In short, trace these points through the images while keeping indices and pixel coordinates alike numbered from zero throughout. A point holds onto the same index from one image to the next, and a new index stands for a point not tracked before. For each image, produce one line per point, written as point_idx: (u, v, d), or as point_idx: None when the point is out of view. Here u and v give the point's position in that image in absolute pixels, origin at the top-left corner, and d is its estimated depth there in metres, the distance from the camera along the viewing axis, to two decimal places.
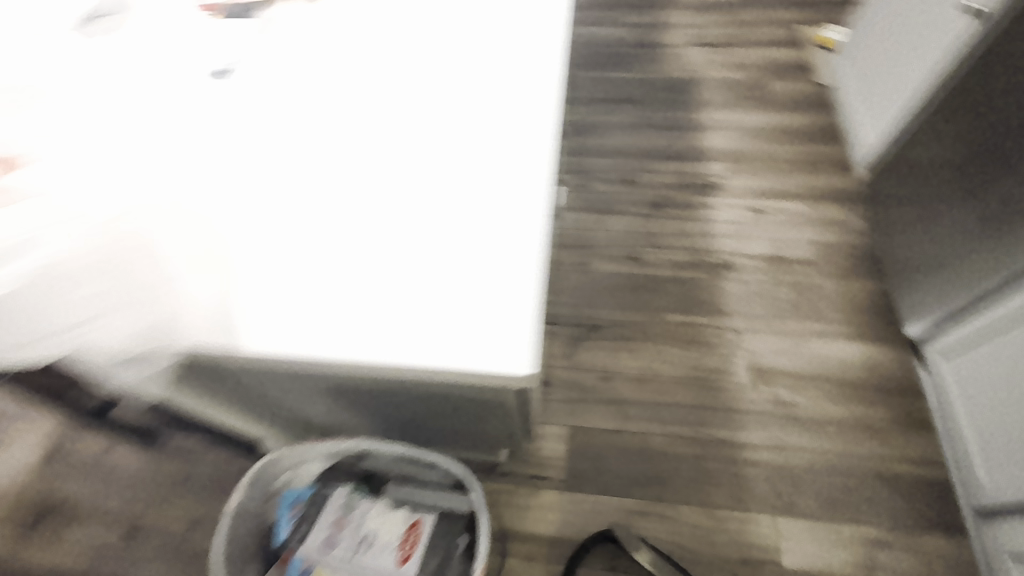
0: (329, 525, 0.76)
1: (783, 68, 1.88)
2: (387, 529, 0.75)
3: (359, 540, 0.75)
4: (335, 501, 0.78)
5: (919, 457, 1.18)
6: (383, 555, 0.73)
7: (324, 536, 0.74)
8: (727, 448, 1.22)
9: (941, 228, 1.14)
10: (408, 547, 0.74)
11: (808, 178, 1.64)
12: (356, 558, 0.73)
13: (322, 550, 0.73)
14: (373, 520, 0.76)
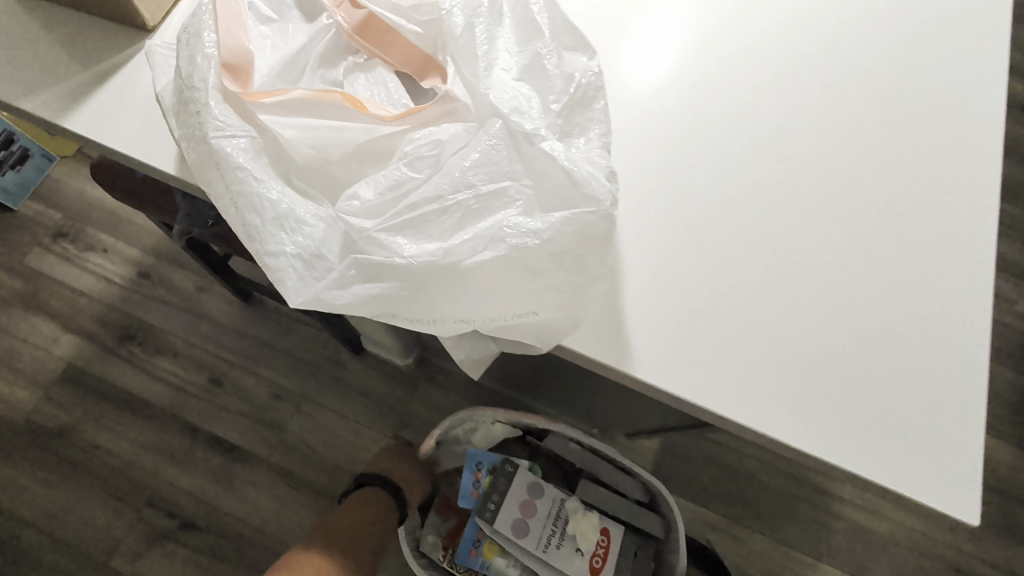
0: (517, 506, 0.64)
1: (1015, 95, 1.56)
2: (581, 534, 0.64)
3: (547, 535, 0.64)
4: (522, 482, 0.65)
5: (1000, 563, 1.17)
6: (572, 561, 0.63)
7: (513, 519, 0.64)
8: (820, 493, 1.19)
9: None
10: (601, 558, 0.63)
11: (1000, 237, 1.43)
12: (546, 554, 0.63)
13: (511, 535, 0.63)
14: (566, 516, 0.65)
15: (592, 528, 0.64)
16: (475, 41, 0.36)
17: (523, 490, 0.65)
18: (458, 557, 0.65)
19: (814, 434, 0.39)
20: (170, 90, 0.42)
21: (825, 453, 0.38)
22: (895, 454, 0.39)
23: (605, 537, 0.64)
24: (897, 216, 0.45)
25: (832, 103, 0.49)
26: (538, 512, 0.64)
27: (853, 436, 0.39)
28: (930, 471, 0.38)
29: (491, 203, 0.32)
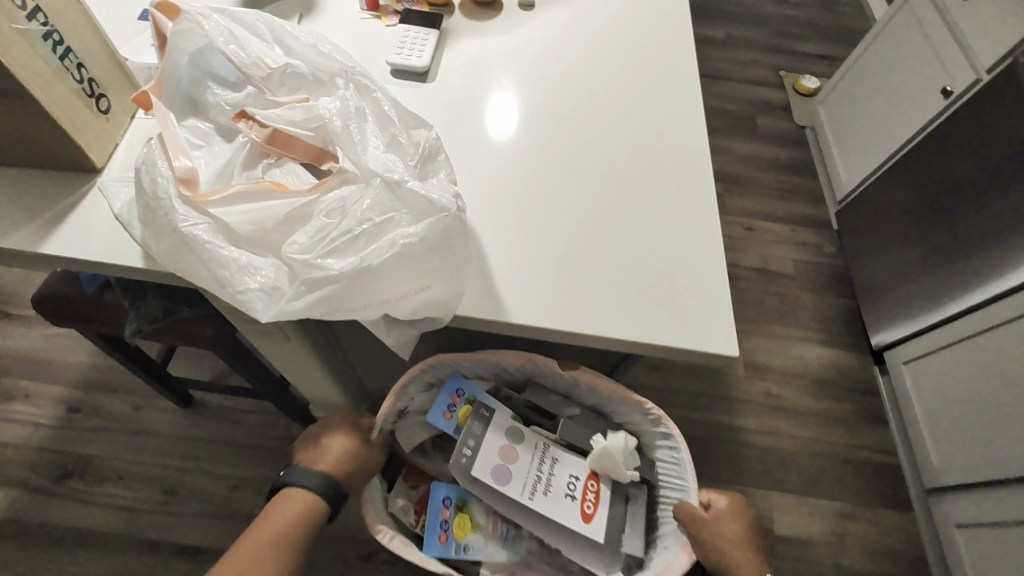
0: (497, 454, 0.68)
1: (770, 106, 2.10)
2: (567, 480, 0.70)
3: (532, 483, 0.68)
4: (500, 427, 0.70)
5: (868, 442, 1.48)
6: (562, 504, 0.68)
7: (494, 467, 0.68)
8: (728, 433, 1.45)
9: (899, 259, 1.48)
10: (592, 504, 0.69)
11: (792, 205, 1.88)
12: (534, 502, 0.67)
13: (494, 482, 0.67)
14: (551, 461, 0.71)
15: (577, 470, 0.71)
16: (351, 134, 0.56)
17: (502, 435, 0.70)
18: (428, 544, 0.71)
19: (635, 327, 0.58)
20: (128, 209, 0.57)
21: (645, 337, 0.58)
22: (688, 326, 0.59)
23: (593, 483, 0.71)
24: (655, 186, 0.70)
25: (599, 127, 0.75)
26: (520, 456, 0.69)
27: (659, 322, 0.59)
28: (710, 330, 0.59)
29: (384, 225, 0.50)
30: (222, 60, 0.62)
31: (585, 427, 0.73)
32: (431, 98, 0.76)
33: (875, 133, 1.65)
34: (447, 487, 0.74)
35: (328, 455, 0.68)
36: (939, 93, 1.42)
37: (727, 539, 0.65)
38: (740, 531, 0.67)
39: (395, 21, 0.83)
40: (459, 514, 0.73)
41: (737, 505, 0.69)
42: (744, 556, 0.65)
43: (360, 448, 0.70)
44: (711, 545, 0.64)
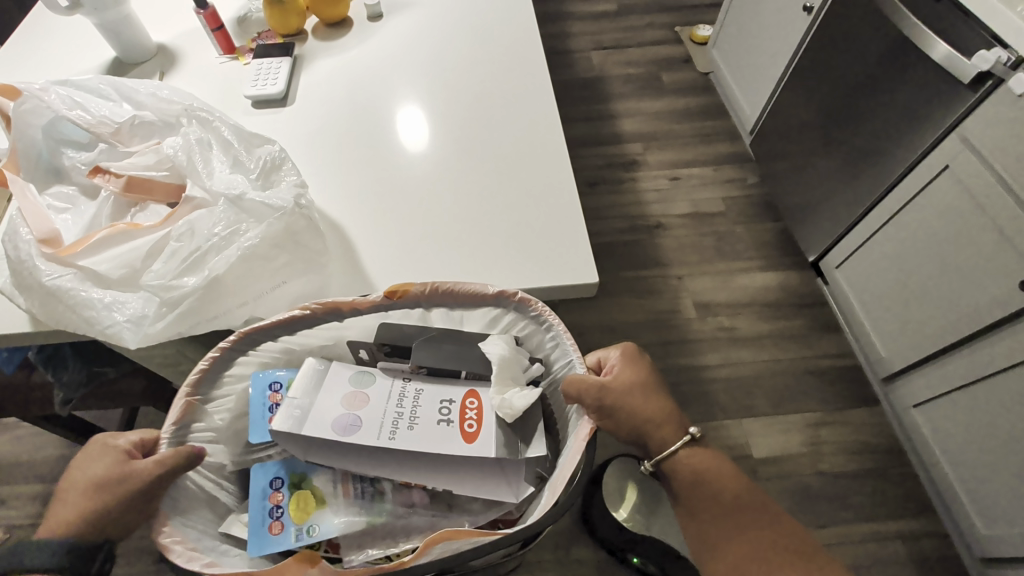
0: (341, 402, 0.57)
1: (671, 62, 2.18)
2: (439, 405, 0.57)
3: (392, 421, 0.56)
4: (341, 373, 0.59)
5: (825, 349, 1.54)
6: (433, 433, 0.56)
7: (336, 417, 0.56)
8: (691, 373, 1.50)
9: (810, 171, 1.55)
10: (473, 421, 0.57)
11: (710, 147, 1.94)
12: (397, 440, 0.55)
13: (337, 434, 0.55)
14: (412, 394, 0.58)
15: (453, 392, 0.59)
16: (195, 163, 0.60)
17: (347, 381, 0.59)
18: (259, 542, 0.54)
19: (506, 278, 0.63)
20: (9, 282, 0.60)
21: (515, 284, 0.62)
22: (554, 267, 0.64)
23: (473, 399, 0.58)
24: (513, 153, 0.75)
25: (455, 112, 0.81)
26: (370, 400, 0.57)
27: (527, 269, 0.63)
28: (574, 264, 0.64)
29: (231, 237, 0.54)
30: (76, 127, 0.67)
31: (447, 347, 0.58)
32: (289, 119, 0.80)
33: (764, 62, 1.72)
34: (272, 468, 0.59)
35: (71, 499, 0.47)
36: (802, 10, 1.49)
37: (631, 397, 0.54)
38: (643, 380, 0.56)
39: (251, 58, 0.87)
40: (296, 493, 0.57)
41: (633, 353, 0.58)
42: (658, 408, 0.55)
43: (114, 481, 0.47)
44: (621, 410, 0.54)
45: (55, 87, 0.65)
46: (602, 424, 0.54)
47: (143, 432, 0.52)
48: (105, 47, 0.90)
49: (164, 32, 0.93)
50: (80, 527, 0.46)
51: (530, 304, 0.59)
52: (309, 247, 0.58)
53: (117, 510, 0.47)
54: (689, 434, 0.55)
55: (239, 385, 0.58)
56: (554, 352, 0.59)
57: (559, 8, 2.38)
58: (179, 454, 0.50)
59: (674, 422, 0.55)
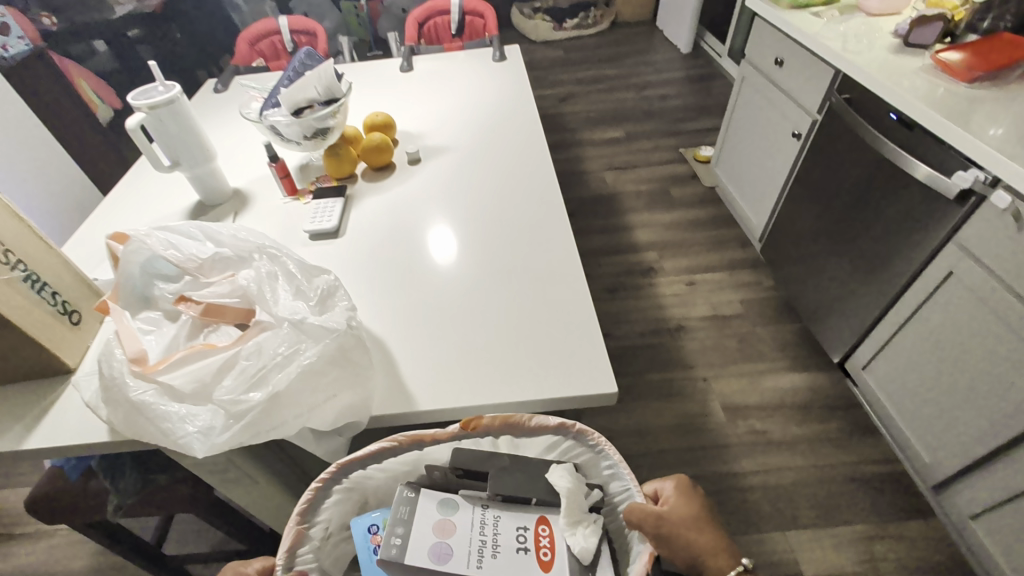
0: (431, 530, 0.59)
1: (679, 178, 2.38)
2: (516, 533, 0.60)
3: (478, 549, 0.58)
4: (426, 506, 0.61)
5: (867, 454, 1.47)
6: (514, 562, 0.58)
7: (431, 543, 0.58)
8: (725, 481, 1.44)
9: (822, 275, 1.61)
10: (548, 549, 0.59)
11: (723, 253, 2.04)
12: (484, 570, 0.57)
13: (432, 564, 0.56)
14: (492, 521, 0.60)
15: (525, 518, 0.61)
16: (263, 292, 0.71)
17: (435, 510, 0.60)
18: None
19: (529, 389, 0.68)
20: (96, 396, 0.69)
21: (538, 395, 0.67)
22: (575, 379, 0.69)
23: (546, 526, 0.61)
24: (534, 273, 0.84)
25: (483, 237, 0.92)
26: (457, 529, 0.59)
27: (549, 380, 0.69)
28: (593, 375, 0.69)
29: (292, 355, 0.63)
30: (165, 262, 0.79)
31: (519, 474, 0.63)
32: (340, 249, 0.93)
33: (765, 178, 1.87)
34: None
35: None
36: (792, 135, 1.66)
37: (685, 527, 0.59)
38: (695, 513, 0.61)
39: (310, 198, 1.03)
40: None
41: (686, 487, 0.64)
42: (711, 540, 0.59)
43: None
44: (679, 539, 0.58)
45: (156, 231, 0.79)
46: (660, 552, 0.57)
47: (264, 560, 0.60)
48: (192, 192, 1.09)
49: (241, 178, 1.12)
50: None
51: (587, 434, 0.66)
52: (356, 362, 0.66)
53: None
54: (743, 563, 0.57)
55: (330, 514, 0.63)
56: (612, 479, 0.64)
57: (574, 136, 2.68)
58: None
59: (728, 552, 0.58)
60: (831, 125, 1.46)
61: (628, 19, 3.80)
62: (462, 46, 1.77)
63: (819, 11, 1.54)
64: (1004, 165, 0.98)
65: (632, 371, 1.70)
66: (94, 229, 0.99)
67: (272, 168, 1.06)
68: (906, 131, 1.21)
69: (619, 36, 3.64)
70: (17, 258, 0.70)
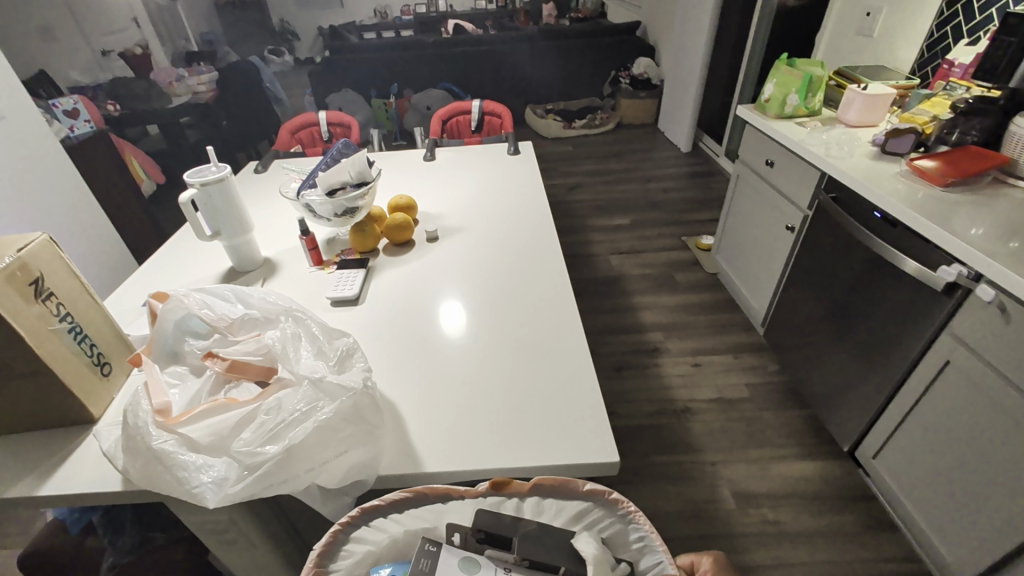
0: None
1: (682, 264, 2.48)
2: None
3: None
4: (450, 559, 0.57)
5: (887, 552, 1.40)
6: None
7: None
8: (737, 575, 1.37)
9: (824, 361, 1.63)
10: None
11: (728, 336, 2.08)
12: None
13: None
14: None
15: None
16: (285, 350, 0.76)
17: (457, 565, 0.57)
18: None
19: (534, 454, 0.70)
20: (115, 445, 0.72)
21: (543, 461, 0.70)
22: (578, 446, 0.71)
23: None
24: (541, 344, 0.89)
25: (493, 310, 0.98)
26: None
27: (554, 448, 0.71)
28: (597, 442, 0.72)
29: (310, 411, 0.66)
30: (198, 321, 0.86)
31: (549, 537, 0.59)
32: (359, 315, 0.99)
33: (764, 267, 1.96)
34: None
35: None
36: (787, 228, 1.77)
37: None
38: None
39: (334, 269, 1.11)
40: None
41: (722, 562, 0.66)
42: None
43: None
44: None
45: (193, 293, 0.86)
46: None
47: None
48: (226, 259, 1.18)
49: (272, 248, 1.21)
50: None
51: (620, 501, 0.64)
52: (369, 422, 0.69)
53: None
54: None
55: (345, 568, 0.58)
56: (641, 555, 0.60)
57: (581, 222, 2.84)
58: None
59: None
60: (821, 220, 1.56)
61: (632, 120, 4.16)
62: (481, 140, 1.96)
63: (803, 121, 1.71)
64: (983, 260, 1.05)
65: (637, 451, 1.67)
66: (132, 289, 1.06)
67: (302, 241, 1.16)
68: (891, 228, 1.30)
69: (624, 136, 3.96)
70: (65, 311, 0.76)
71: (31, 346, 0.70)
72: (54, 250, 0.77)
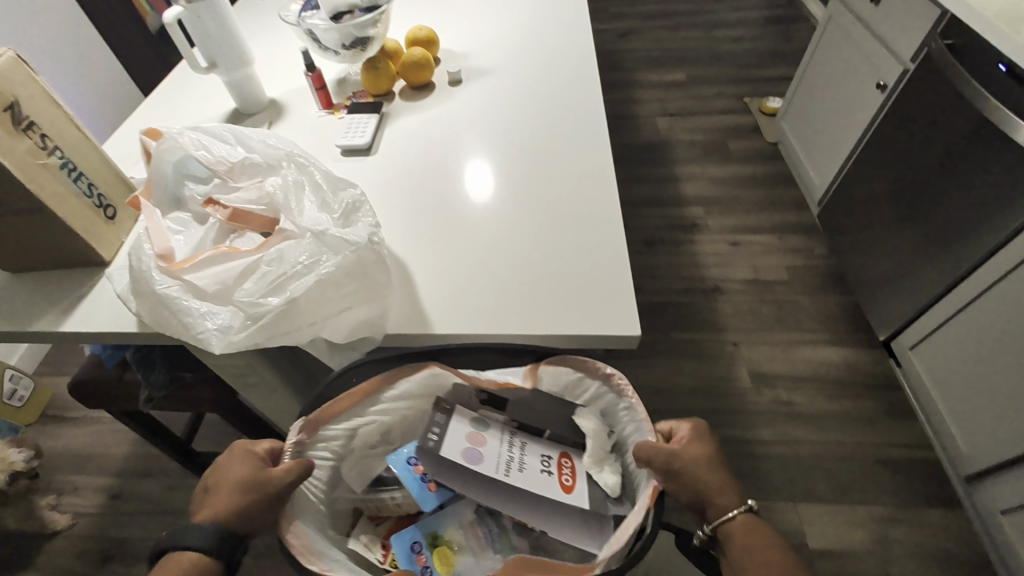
0: (464, 441, 0.60)
1: (739, 130, 2.20)
2: (540, 458, 0.61)
3: (507, 459, 0.60)
4: (460, 416, 0.62)
5: (897, 438, 1.41)
6: (538, 481, 0.59)
7: (463, 448, 0.59)
8: (742, 446, 1.41)
9: (882, 247, 1.48)
10: (570, 475, 0.60)
11: (776, 215, 1.92)
12: (510, 477, 0.58)
13: (465, 463, 0.58)
14: (519, 445, 0.62)
15: (549, 448, 0.62)
16: (286, 200, 0.69)
17: (465, 423, 0.61)
18: None
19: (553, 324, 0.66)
20: (128, 287, 0.71)
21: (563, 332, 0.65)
22: (602, 319, 0.66)
23: (569, 459, 0.62)
24: (570, 207, 0.80)
25: (518, 167, 0.88)
26: (489, 439, 0.61)
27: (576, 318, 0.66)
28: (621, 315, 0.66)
29: (312, 265, 0.61)
30: (197, 164, 0.79)
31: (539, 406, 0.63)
32: (372, 167, 0.90)
33: (836, 136, 1.71)
34: (410, 532, 0.62)
35: (224, 490, 0.52)
36: (876, 87, 1.49)
37: (697, 467, 0.54)
38: (709, 453, 0.55)
39: (344, 113, 1.00)
40: (434, 550, 0.61)
41: (702, 428, 0.57)
42: (717, 481, 0.54)
43: (266, 480, 0.52)
44: (685, 475, 0.53)
45: (188, 131, 0.78)
46: (666, 486, 0.54)
47: (274, 441, 0.57)
48: (228, 99, 1.07)
49: (276, 88, 1.09)
50: (228, 519, 0.50)
51: (622, 385, 0.59)
52: (377, 279, 0.65)
53: (272, 508, 0.52)
54: (748, 504, 0.52)
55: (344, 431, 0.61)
56: (631, 428, 0.60)
57: (628, 77, 2.50)
58: (302, 463, 0.55)
59: (735, 493, 0.53)
60: (924, 77, 1.29)
61: None
62: None
63: None
64: None
65: (659, 327, 1.65)
66: (132, 128, 0.99)
67: (308, 79, 1.03)
68: (1015, 87, 1.04)
69: None
70: (53, 144, 0.70)
71: (23, 182, 0.65)
72: (26, 72, 0.69)
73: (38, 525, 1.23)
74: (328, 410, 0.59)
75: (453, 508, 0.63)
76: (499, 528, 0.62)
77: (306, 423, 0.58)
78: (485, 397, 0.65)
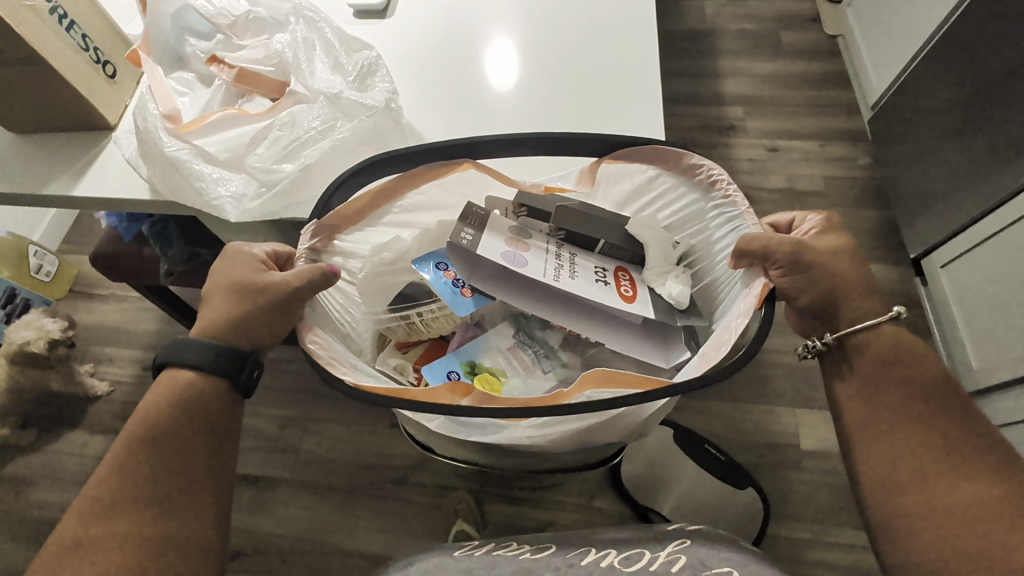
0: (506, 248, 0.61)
1: (795, 20, 1.96)
2: (596, 268, 0.63)
3: (553, 266, 0.61)
4: (500, 225, 0.62)
5: None
6: (598, 290, 0.61)
7: (503, 250, 0.60)
8: None
9: (929, 156, 1.38)
10: (630, 286, 0.62)
11: (821, 120, 1.77)
12: (560, 282, 0.60)
13: (508, 264, 0.59)
14: (568, 258, 0.63)
15: (602, 262, 0.64)
16: (296, 61, 0.63)
17: (505, 233, 0.62)
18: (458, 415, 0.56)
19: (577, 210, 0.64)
20: (137, 153, 0.69)
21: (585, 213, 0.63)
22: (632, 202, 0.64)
23: (625, 273, 0.64)
24: (605, 90, 0.73)
25: (552, 39, 0.79)
26: (532, 250, 0.62)
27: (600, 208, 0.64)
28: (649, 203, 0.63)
29: (326, 131, 0.59)
30: (197, 17, 0.71)
31: (598, 220, 0.63)
32: (388, 33, 0.81)
33: (904, 29, 1.52)
34: (448, 363, 0.62)
35: (217, 300, 0.53)
36: None
37: (830, 261, 0.54)
38: (845, 247, 0.55)
39: None
40: (478, 376, 0.61)
41: (834, 223, 0.57)
42: (852, 276, 0.55)
43: (254, 289, 0.52)
44: (819, 267, 0.53)
45: None
46: (786, 280, 0.54)
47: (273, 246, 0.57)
48: None
49: None
50: (226, 331, 0.52)
51: (720, 182, 0.57)
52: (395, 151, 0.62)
53: (261, 310, 0.51)
54: (894, 312, 0.54)
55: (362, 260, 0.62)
56: (718, 230, 0.59)
57: None
58: (315, 268, 0.52)
59: (874, 298, 0.55)
60: None
61: None
62: None
63: None
64: None
65: None
66: None
67: None
68: None
69: None
70: None
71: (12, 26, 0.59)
72: None
73: (80, 390, 1.32)
74: (343, 208, 0.56)
75: (491, 337, 0.64)
76: (546, 350, 0.65)
77: (319, 227, 0.54)
78: (525, 211, 0.63)
